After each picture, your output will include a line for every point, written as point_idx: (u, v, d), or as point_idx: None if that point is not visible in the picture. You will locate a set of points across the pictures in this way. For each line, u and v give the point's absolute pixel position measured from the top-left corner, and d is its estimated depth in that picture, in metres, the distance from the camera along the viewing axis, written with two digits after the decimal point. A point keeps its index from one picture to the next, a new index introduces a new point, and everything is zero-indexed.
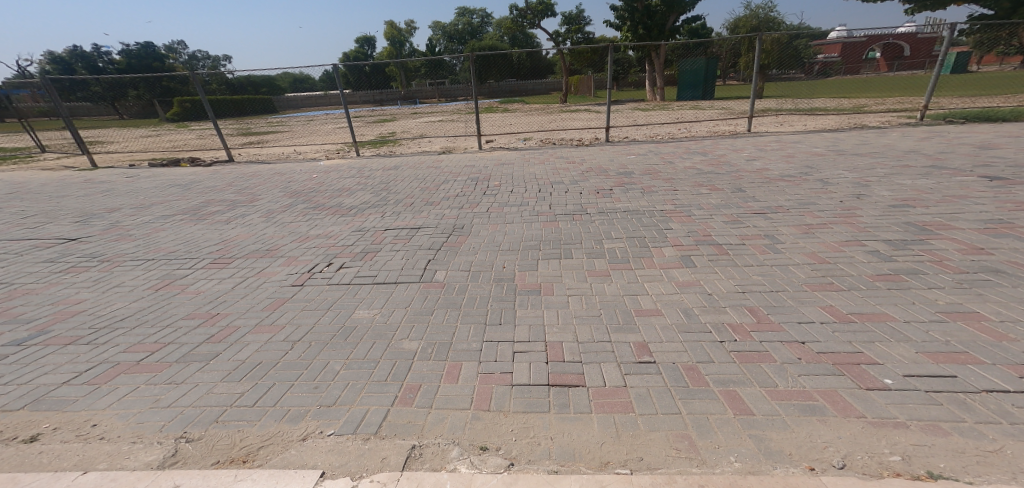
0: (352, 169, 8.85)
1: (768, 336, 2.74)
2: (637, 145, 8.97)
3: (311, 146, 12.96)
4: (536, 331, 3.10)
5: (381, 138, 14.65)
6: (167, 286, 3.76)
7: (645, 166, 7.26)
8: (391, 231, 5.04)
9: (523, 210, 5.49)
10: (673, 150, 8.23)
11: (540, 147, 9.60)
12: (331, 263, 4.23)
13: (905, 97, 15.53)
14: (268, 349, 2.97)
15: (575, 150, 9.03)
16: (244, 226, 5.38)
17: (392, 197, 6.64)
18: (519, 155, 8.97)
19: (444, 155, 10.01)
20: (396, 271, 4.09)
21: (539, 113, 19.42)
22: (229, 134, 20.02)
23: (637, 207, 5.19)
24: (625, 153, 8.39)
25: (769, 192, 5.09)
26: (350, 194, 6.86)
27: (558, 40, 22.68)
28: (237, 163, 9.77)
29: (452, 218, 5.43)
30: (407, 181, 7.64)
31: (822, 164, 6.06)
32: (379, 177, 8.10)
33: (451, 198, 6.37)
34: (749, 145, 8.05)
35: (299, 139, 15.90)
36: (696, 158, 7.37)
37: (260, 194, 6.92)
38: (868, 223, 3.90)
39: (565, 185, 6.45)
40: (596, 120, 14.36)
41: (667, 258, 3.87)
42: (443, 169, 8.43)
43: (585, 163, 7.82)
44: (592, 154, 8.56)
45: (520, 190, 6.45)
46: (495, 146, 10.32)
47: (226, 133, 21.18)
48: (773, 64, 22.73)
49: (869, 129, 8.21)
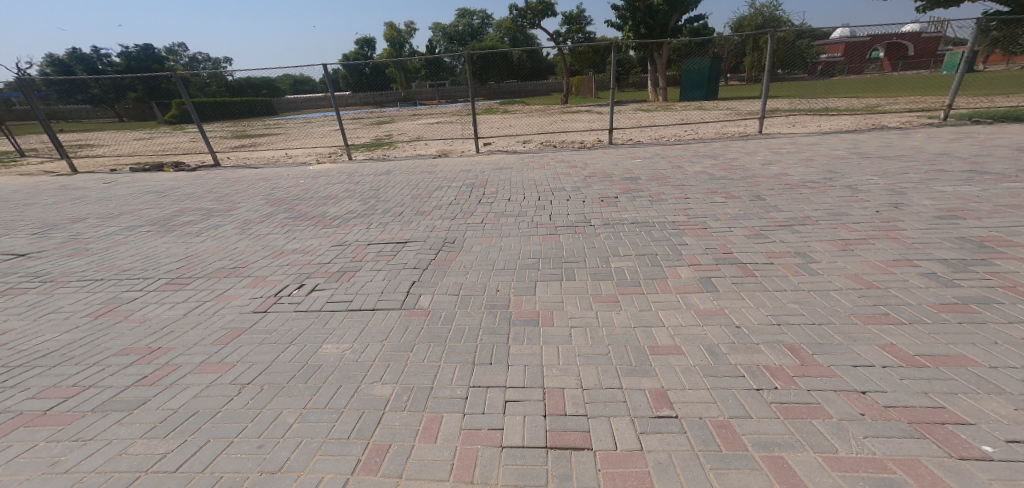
0: (341, 174, 8.39)
1: (818, 382, 2.27)
2: (642, 148, 8.50)
3: (303, 149, 12.51)
4: (533, 374, 2.65)
5: (376, 141, 14.19)
6: (109, 313, 3.31)
7: (652, 170, 6.79)
8: (374, 246, 4.56)
9: (521, 221, 5.01)
10: (681, 153, 7.75)
11: (540, 150, 9.13)
12: (302, 284, 3.75)
13: (919, 97, 14.99)
14: (209, 395, 2.50)
15: (577, 153, 8.56)
16: (214, 238, 4.91)
17: (380, 206, 6.17)
18: (518, 159, 8.50)
19: (440, 158, 9.56)
20: (374, 294, 3.61)
21: (539, 115, 18.94)
22: (223, 137, 19.61)
23: (646, 218, 4.72)
24: (630, 156, 7.92)
25: (793, 200, 4.60)
26: (336, 202, 6.40)
27: (559, 40, 22.23)
28: (223, 167, 9.32)
29: (442, 231, 4.95)
30: (398, 187, 7.17)
31: (846, 168, 5.57)
32: (369, 182, 7.64)
33: (444, 207, 5.89)
34: (762, 147, 7.56)
35: (293, 142, 15.46)
36: (707, 162, 6.89)
37: (239, 202, 6.45)
38: (915, 238, 3.41)
39: (566, 192, 5.97)
40: (598, 121, 13.88)
41: (684, 281, 3.39)
42: (437, 174, 7.97)
43: (588, 167, 7.35)
44: (595, 157, 8.08)
45: (517, 198, 5.97)
46: (493, 149, 9.87)
47: (221, 135, 20.78)
48: (779, 63, 22.20)
49: (891, 131, 7.69)
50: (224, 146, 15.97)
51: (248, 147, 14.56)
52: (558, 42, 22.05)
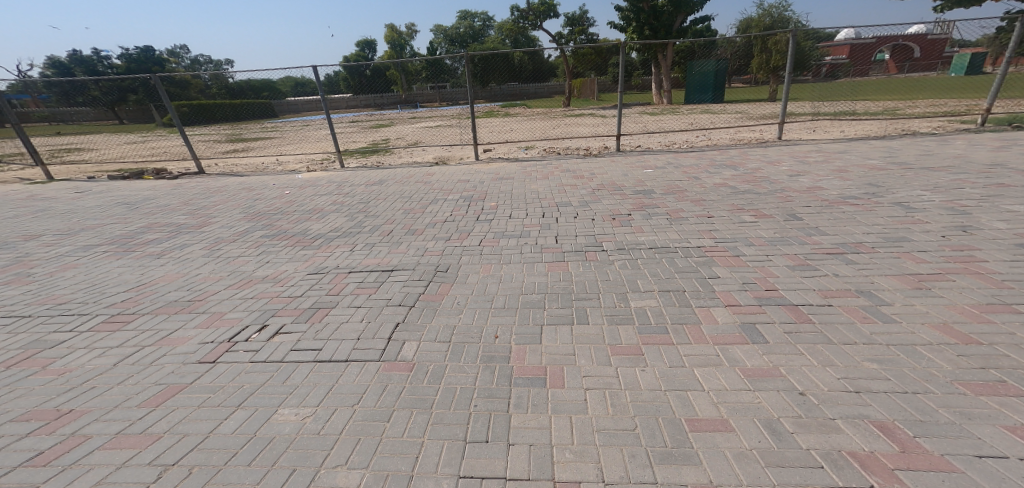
0: (331, 183, 7.82)
1: (933, 480, 1.69)
2: (653, 156, 7.93)
3: (294, 155, 11.94)
4: (540, 459, 2.07)
5: (371, 146, 13.61)
6: (24, 362, 2.74)
7: (666, 182, 6.22)
8: (356, 276, 3.97)
9: (523, 244, 4.44)
10: (697, 162, 7.17)
11: (543, 158, 8.55)
12: (264, 325, 3.16)
13: (939, 100, 14.34)
14: (115, 484, 1.92)
15: (583, 161, 7.99)
16: (177, 261, 4.32)
17: (368, 222, 5.60)
18: (519, 168, 7.93)
19: (436, 166, 8.99)
20: (350, 340, 3.03)
21: (541, 118, 18.38)
22: (216, 140, 19.08)
23: (666, 241, 4.15)
24: (641, 166, 7.35)
25: (837, 221, 4.03)
26: (320, 216, 5.84)
27: (561, 42, 21.69)
28: (205, 175, 8.75)
29: (435, 257, 4.37)
30: (390, 199, 6.60)
31: (888, 181, 5.00)
32: (359, 193, 7.07)
33: (438, 226, 5.32)
34: (785, 154, 6.98)
35: (286, 147, 14.90)
36: (727, 172, 6.31)
37: (214, 216, 5.87)
38: (1003, 274, 2.85)
39: (574, 208, 5.40)
40: (603, 126, 13.33)
41: (723, 329, 2.83)
42: (432, 184, 7.40)
43: (596, 178, 6.77)
44: (603, 166, 7.51)
45: (519, 214, 5.40)
46: (493, 156, 9.30)
47: (215, 139, 20.23)
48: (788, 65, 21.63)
49: (925, 137, 7.11)
50: (215, 151, 15.43)
51: (238, 152, 13.99)
52: (560, 44, 21.50)
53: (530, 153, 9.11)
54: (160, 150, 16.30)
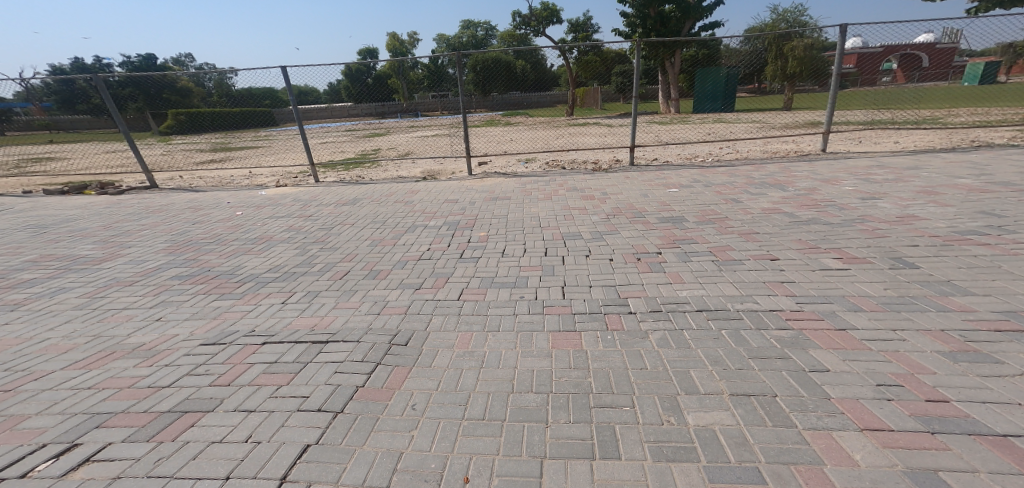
0: (295, 201, 6.63)
1: None
2: (676, 171, 6.72)
3: (268, 166, 10.77)
4: None
5: (356, 157, 12.41)
6: None
7: (699, 205, 5.02)
8: (271, 349, 2.78)
9: (520, 310, 3.29)
10: (732, 177, 5.96)
11: (546, 172, 7.35)
12: (72, 446, 1.99)
13: (978, 110, 13.07)
14: None
15: (593, 177, 6.80)
16: (32, 319, 3.10)
17: (322, 257, 4.39)
18: (517, 185, 6.74)
19: (423, 180, 7.80)
20: (203, 483, 1.80)
21: (543, 127, 17.23)
22: (198, 149, 17.95)
23: (723, 304, 3.00)
24: (662, 182, 6.15)
25: (971, 275, 2.85)
26: (265, 245, 4.65)
27: (565, 49, 20.68)
28: (154, 190, 7.56)
29: (395, 322, 3.18)
30: (357, 224, 5.40)
31: (1009, 208, 3.77)
32: (323, 214, 5.89)
33: (408, 267, 4.11)
34: (842, 168, 5.76)
35: (268, 157, 13.75)
36: (774, 191, 5.10)
37: (131, 244, 4.67)
38: None
39: (586, 243, 4.20)
40: (611, 135, 12.14)
41: (873, 479, 1.63)
42: (414, 204, 6.21)
43: (611, 199, 5.57)
44: (618, 183, 6.31)
45: (516, 252, 4.20)
46: (488, 169, 8.10)
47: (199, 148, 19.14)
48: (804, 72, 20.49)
49: (1010, 150, 5.88)
50: (191, 160, 14.29)
51: (211, 162, 12.80)
52: (563, 52, 20.49)
53: (530, 166, 7.95)
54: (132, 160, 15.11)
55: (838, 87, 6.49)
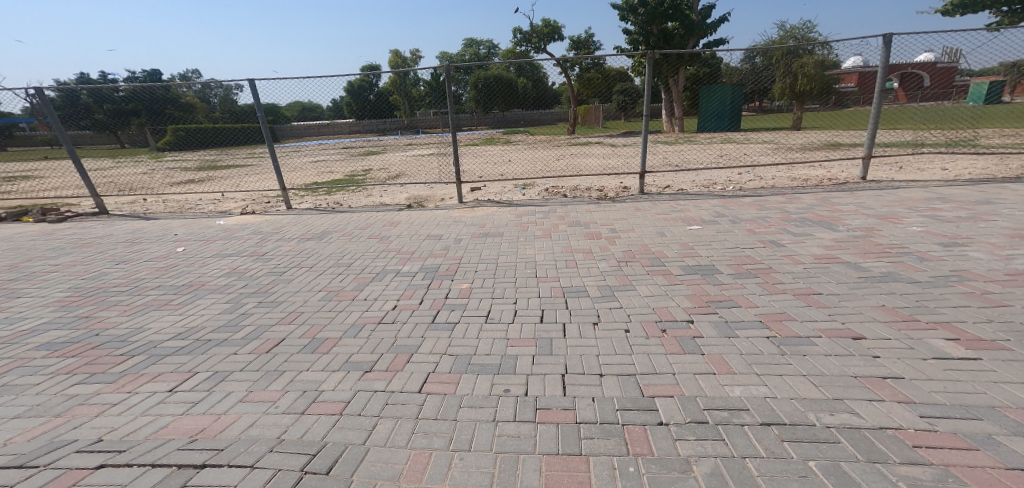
0: (254, 232, 5.74)
1: None
2: (695, 200, 5.81)
3: (244, 188, 9.93)
4: None
5: (341, 178, 11.52)
6: None
7: (730, 248, 4.11)
8: (105, 478, 1.88)
9: (505, 414, 2.34)
10: (764, 210, 5.07)
11: (545, 200, 6.48)
12: None
13: (1008, 131, 12.23)
14: None
15: (599, 208, 5.91)
16: None
17: (258, 315, 3.47)
18: (511, 217, 5.84)
19: (406, 208, 6.93)
20: None
21: (543, 146, 16.47)
22: (182, 168, 17.12)
23: (803, 414, 2.05)
24: (681, 216, 5.25)
25: None
26: (188, 295, 3.74)
27: (566, 66, 20.10)
28: (101, 217, 6.69)
29: (322, 432, 2.23)
30: (316, 265, 4.48)
31: None
32: (279, 249, 4.96)
33: (362, 336, 3.19)
34: (895, 200, 4.87)
35: (250, 176, 12.95)
36: (822, 230, 4.19)
37: (24, 294, 3.77)
38: None
39: (596, 312, 3.33)
40: (616, 157, 11.32)
41: None
42: (389, 240, 5.30)
43: (622, 240, 4.68)
44: (628, 217, 5.43)
45: (506, 323, 3.31)
46: (480, 196, 7.20)
47: (185, 165, 18.39)
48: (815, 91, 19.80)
49: None
50: (169, 178, 13.49)
51: (185, 182, 11.88)
52: (564, 69, 19.89)
53: (527, 193, 7.07)
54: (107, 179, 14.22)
55: (882, 105, 5.61)
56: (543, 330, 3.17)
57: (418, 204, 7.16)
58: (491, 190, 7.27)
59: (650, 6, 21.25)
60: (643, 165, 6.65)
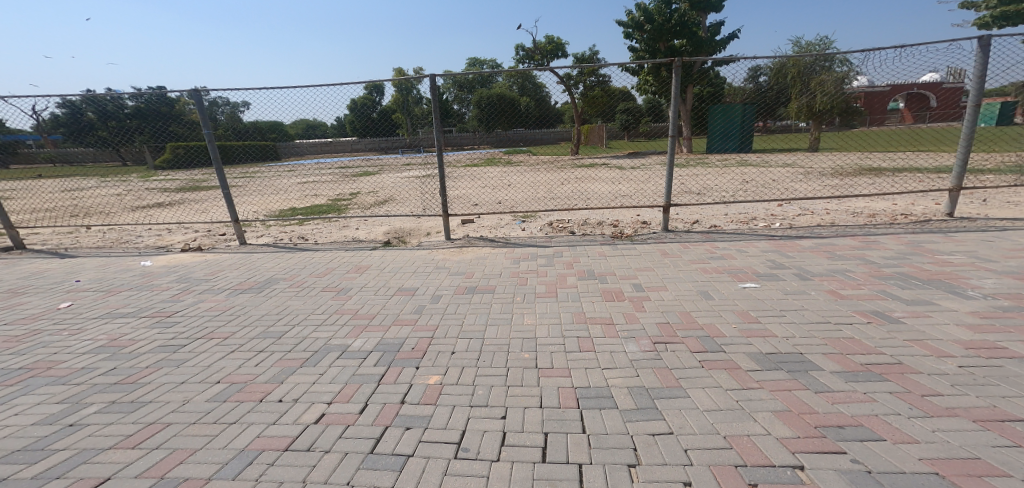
0: (179, 274, 4.55)
1: None
2: (738, 241, 4.60)
3: (208, 215, 8.79)
4: None
5: (321, 203, 10.31)
6: None
7: (812, 323, 2.90)
8: None
9: None
10: (837, 256, 3.89)
11: (549, 238, 5.33)
12: None
13: None
14: None
15: (617, 253, 4.70)
16: None
17: (90, 430, 2.23)
18: (506, 266, 4.63)
19: (382, 245, 5.78)
20: None
21: (546, 168, 15.42)
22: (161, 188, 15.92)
23: None
24: (726, 266, 4.03)
25: None
26: (12, 390, 2.53)
27: (569, 84, 19.24)
28: (7, 254, 5.51)
29: None
30: (232, 334, 3.27)
31: None
32: (197, 304, 3.77)
33: (245, 479, 1.94)
34: (1013, 247, 3.71)
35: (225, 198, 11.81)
36: (943, 296, 2.98)
37: None
38: None
39: (638, 443, 2.10)
40: (626, 182, 10.23)
41: None
42: (345, 294, 4.07)
43: (654, 305, 3.49)
44: (657, 265, 4.26)
45: (493, 461, 2.05)
46: (467, 233, 5.94)
47: (164, 185, 17.31)
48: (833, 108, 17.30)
49: None
50: (136, 201, 12.33)
51: (148, 205, 10.68)
52: (568, 87, 19.00)
53: (526, 229, 5.87)
54: (71, 201, 12.99)
55: (977, 122, 4.49)
56: (548, 479, 1.92)
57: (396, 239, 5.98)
58: (483, 223, 6.08)
59: (657, 22, 20.46)
60: (667, 198, 5.16)
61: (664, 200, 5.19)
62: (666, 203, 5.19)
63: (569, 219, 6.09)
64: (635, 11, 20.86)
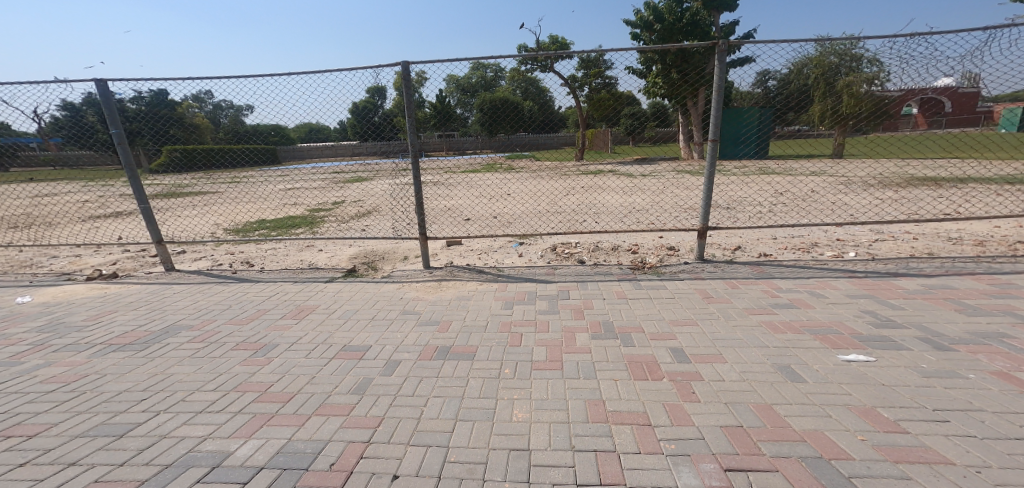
0: (52, 314, 3.41)
1: None
2: (809, 278, 3.42)
3: (158, 226, 7.65)
4: None
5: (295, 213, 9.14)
6: None
7: (1003, 442, 1.73)
8: None
9: None
10: (968, 308, 2.71)
11: (552, 270, 4.18)
12: None
13: None
14: None
15: (642, 296, 3.52)
16: None
17: None
18: (494, 314, 3.46)
19: (341, 269, 4.62)
20: None
21: (549, 175, 14.24)
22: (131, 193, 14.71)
23: None
24: (804, 320, 2.86)
25: None
26: None
27: (574, 86, 18.15)
28: None
29: None
30: (48, 430, 2.12)
31: None
32: (38, 369, 2.63)
33: None
34: None
35: (193, 205, 10.68)
36: None
37: None
38: None
39: None
40: (640, 192, 9.06)
41: None
42: (260, 354, 2.90)
43: (710, 392, 2.32)
44: (701, 317, 3.08)
45: None
46: (447, 261, 4.72)
47: (140, 190, 16.21)
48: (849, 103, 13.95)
49: None
50: (97, 207, 11.22)
51: (102, 215, 9.55)
52: (572, 88, 17.89)
53: (523, 256, 4.69)
54: (25, 208, 11.78)
55: None
56: None
57: (362, 263, 4.80)
58: (470, 245, 4.90)
59: (667, 21, 19.40)
60: (706, 219, 3.87)
61: (701, 222, 3.91)
62: (704, 226, 3.92)
63: (577, 243, 4.91)
64: (643, 10, 19.82)
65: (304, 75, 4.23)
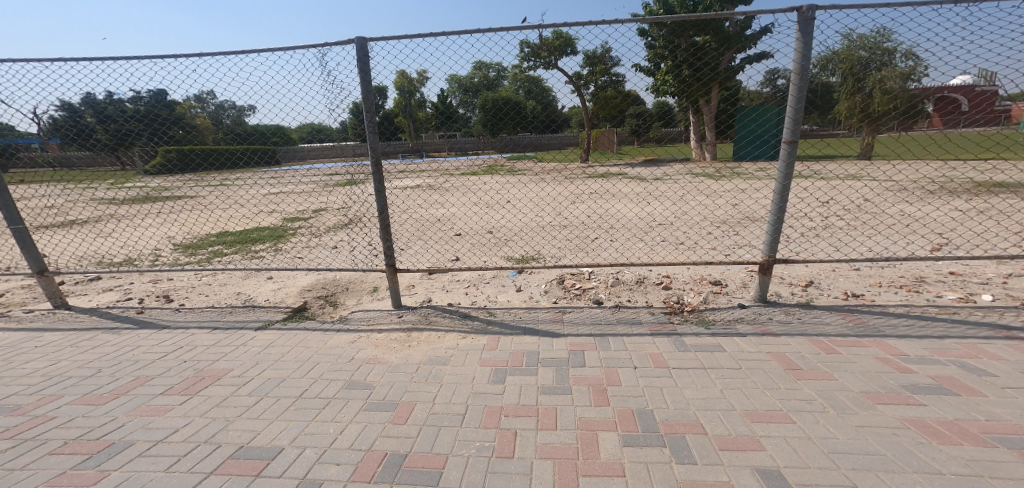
0: None
1: None
2: (942, 339, 2.34)
3: (96, 239, 6.56)
4: None
5: (263, 221, 8.06)
6: None
7: None
8: None
9: None
10: None
11: (559, 319, 3.11)
12: None
13: None
14: None
15: (690, 366, 2.43)
16: None
17: None
18: (477, 393, 2.41)
19: (283, 305, 3.53)
20: None
21: (552, 178, 13.12)
22: (105, 194, 13.72)
23: None
24: (978, 421, 1.78)
25: None
26: None
27: (579, 82, 16.99)
28: None
29: None
30: None
31: None
32: None
33: None
34: None
35: (156, 211, 9.60)
36: None
37: None
38: None
39: None
40: (656, 199, 7.96)
41: None
42: (90, 464, 1.83)
43: None
44: (793, 408, 2.00)
45: None
46: (423, 296, 3.64)
47: (107, 193, 14.98)
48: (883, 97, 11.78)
49: None
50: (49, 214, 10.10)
51: (46, 223, 8.45)
52: (577, 85, 16.75)
53: (521, 291, 3.60)
54: None
55: None
56: None
57: (315, 295, 3.73)
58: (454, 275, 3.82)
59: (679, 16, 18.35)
60: (774, 251, 2.72)
61: (767, 253, 2.75)
62: (771, 258, 2.76)
63: (591, 274, 3.83)
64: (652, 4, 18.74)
65: (229, 55, 3.18)
